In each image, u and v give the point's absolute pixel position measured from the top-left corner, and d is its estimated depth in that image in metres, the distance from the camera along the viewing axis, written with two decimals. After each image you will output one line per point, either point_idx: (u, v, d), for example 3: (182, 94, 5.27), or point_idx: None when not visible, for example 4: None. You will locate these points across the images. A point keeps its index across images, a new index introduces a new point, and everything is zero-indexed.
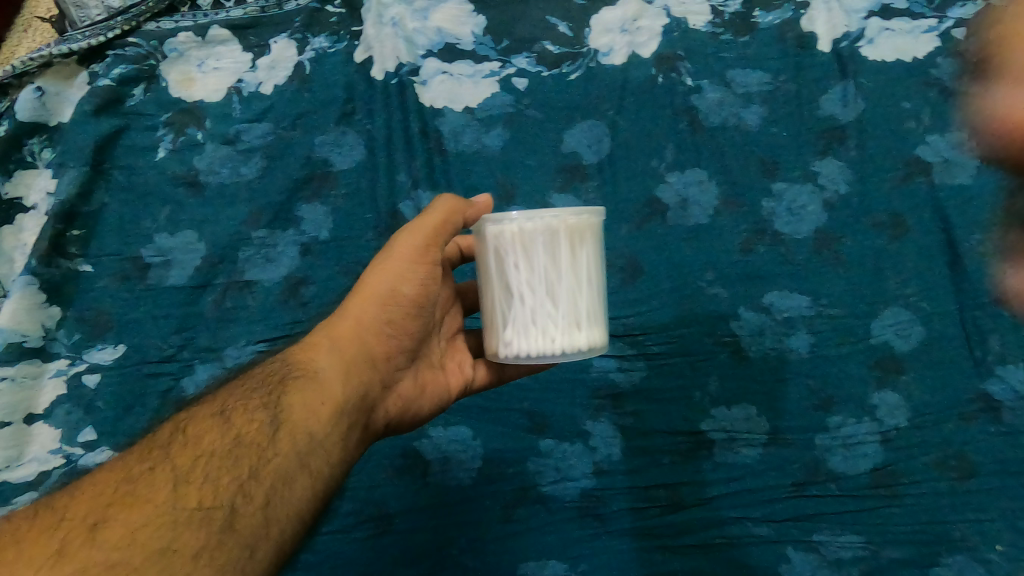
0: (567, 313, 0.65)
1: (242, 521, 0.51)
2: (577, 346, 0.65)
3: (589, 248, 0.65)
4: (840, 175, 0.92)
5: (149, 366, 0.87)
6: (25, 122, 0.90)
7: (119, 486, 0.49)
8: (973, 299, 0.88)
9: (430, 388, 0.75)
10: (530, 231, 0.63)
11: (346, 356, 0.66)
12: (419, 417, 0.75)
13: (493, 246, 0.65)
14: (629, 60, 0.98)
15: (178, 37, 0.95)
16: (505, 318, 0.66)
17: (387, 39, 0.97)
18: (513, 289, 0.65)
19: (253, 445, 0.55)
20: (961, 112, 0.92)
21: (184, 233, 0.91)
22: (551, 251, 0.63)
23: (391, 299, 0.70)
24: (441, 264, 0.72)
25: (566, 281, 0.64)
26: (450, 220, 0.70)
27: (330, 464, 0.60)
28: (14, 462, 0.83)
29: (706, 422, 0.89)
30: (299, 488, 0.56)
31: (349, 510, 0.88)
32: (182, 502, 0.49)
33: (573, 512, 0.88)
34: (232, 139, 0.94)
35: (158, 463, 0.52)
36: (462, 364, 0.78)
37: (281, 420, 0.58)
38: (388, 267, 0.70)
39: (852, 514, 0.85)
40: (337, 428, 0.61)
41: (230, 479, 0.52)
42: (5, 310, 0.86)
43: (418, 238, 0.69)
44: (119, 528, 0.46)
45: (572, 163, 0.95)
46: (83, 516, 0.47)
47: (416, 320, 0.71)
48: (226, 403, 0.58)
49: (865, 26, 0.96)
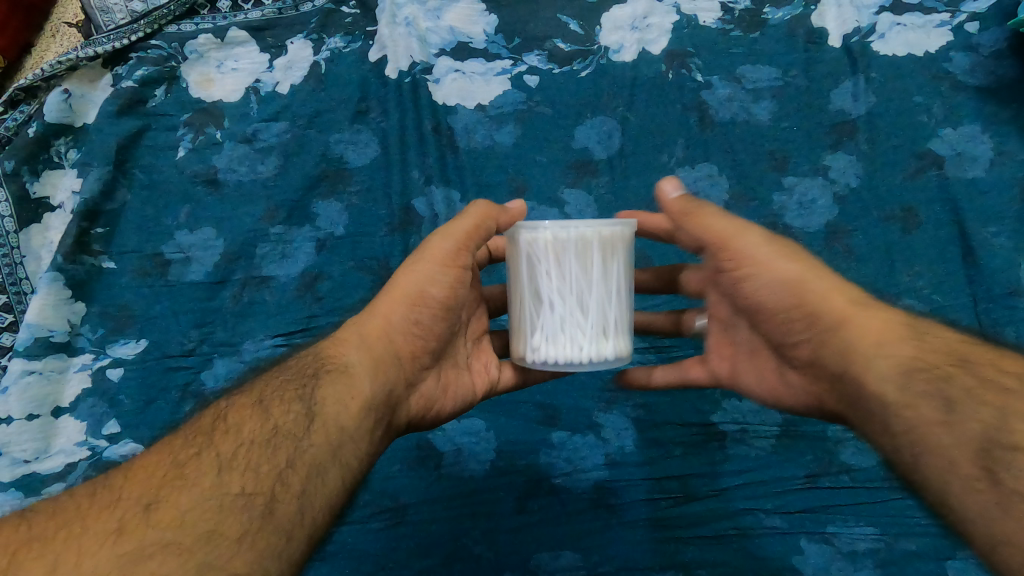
0: (596, 321, 0.67)
1: (280, 507, 0.52)
2: (604, 355, 0.68)
3: (619, 259, 0.69)
4: (850, 168, 0.93)
5: (171, 360, 0.89)
6: (53, 123, 0.92)
7: (168, 470, 0.52)
8: (989, 292, 0.87)
9: (453, 388, 0.76)
10: (564, 240, 0.66)
11: (374, 353, 0.67)
12: (440, 416, 0.76)
13: (526, 252, 0.68)
14: (639, 57, 0.99)
15: (198, 39, 0.97)
16: (534, 324, 0.69)
17: (400, 38, 0.99)
18: (543, 297, 0.68)
19: (290, 435, 0.57)
20: (973, 105, 0.92)
21: (204, 230, 0.94)
22: (582, 261, 0.67)
23: (420, 300, 0.71)
24: (471, 269, 0.75)
25: (596, 291, 0.67)
26: (483, 225, 0.73)
27: (360, 458, 0.61)
28: (42, 453, 0.85)
29: (717, 414, 0.91)
30: (331, 480, 0.57)
31: (365, 501, 0.90)
32: (226, 487, 0.51)
33: (585, 503, 0.89)
34: (250, 138, 0.96)
35: (202, 449, 0.54)
36: (486, 366, 0.81)
37: (314, 412, 0.59)
38: (418, 267, 0.71)
39: (865, 506, 0.86)
40: (366, 422, 0.62)
41: (269, 467, 0.54)
42: (32, 306, 0.88)
43: (450, 242, 0.71)
44: (171, 510, 0.49)
45: (583, 159, 0.97)
46: (137, 497, 0.49)
47: (442, 320, 0.73)
48: (264, 395, 0.60)
49: (876, 21, 0.96)
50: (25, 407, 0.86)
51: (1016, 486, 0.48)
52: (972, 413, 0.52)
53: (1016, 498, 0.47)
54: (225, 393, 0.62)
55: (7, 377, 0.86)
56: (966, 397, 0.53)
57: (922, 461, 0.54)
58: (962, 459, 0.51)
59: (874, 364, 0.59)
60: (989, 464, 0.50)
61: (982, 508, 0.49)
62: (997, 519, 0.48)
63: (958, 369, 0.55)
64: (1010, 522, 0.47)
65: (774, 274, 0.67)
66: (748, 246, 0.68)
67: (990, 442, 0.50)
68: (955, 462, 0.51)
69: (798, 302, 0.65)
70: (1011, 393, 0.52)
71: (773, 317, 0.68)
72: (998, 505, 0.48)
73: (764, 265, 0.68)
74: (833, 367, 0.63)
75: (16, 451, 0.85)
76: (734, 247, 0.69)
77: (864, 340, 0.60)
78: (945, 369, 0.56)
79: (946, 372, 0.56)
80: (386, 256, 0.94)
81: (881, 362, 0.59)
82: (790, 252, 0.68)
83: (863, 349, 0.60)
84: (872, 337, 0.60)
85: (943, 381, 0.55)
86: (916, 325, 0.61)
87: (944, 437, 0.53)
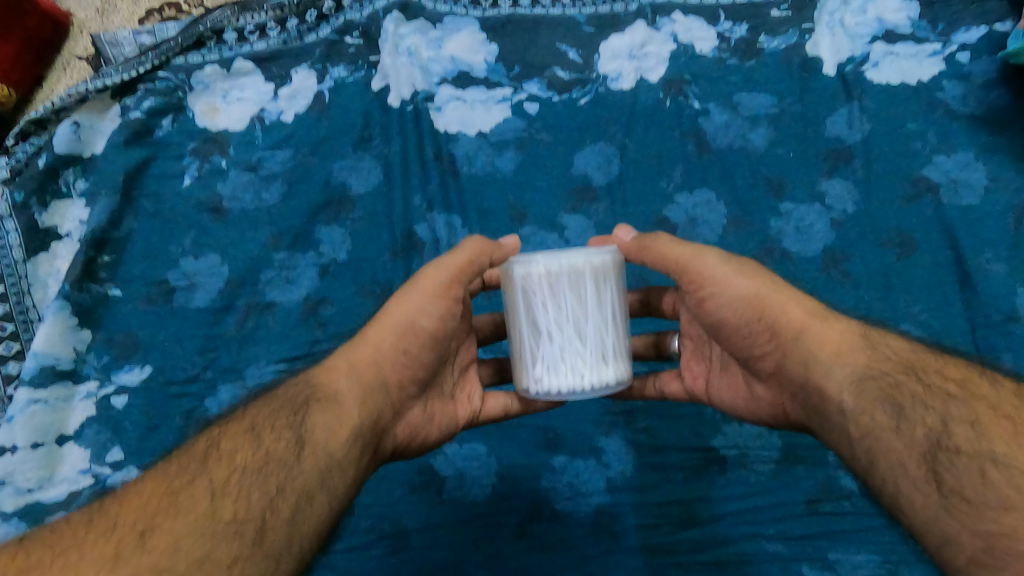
0: (595, 348, 0.69)
1: (270, 534, 0.54)
2: (605, 381, 0.69)
3: (613, 288, 0.70)
4: (847, 194, 0.94)
5: (175, 386, 0.90)
6: (62, 154, 0.94)
7: (163, 496, 0.53)
8: (985, 318, 0.87)
9: (439, 417, 0.77)
10: (557, 271, 0.67)
11: (363, 381, 0.68)
12: (426, 443, 0.77)
13: (520, 285, 0.69)
14: (638, 85, 1.00)
15: (204, 70, 0.99)
16: (534, 355, 0.70)
17: (402, 68, 1.01)
18: (541, 327, 0.69)
19: (281, 463, 0.58)
20: (966, 133, 0.94)
21: (209, 257, 0.95)
22: (576, 289, 0.68)
23: (410, 330, 0.71)
24: (462, 301, 0.75)
25: (592, 320, 0.68)
26: (477, 259, 0.74)
27: (346, 485, 0.62)
28: (46, 482, 0.86)
29: (718, 438, 0.91)
30: (319, 507, 0.58)
31: (366, 526, 0.90)
32: (218, 514, 0.53)
33: (587, 529, 0.89)
34: (254, 166, 0.98)
35: (195, 476, 0.55)
36: (470, 396, 0.81)
37: (305, 439, 0.60)
38: (410, 298, 0.72)
39: (866, 532, 0.86)
40: (354, 450, 0.63)
41: (260, 494, 0.55)
42: (38, 334, 0.89)
43: (442, 275, 0.72)
44: (165, 536, 0.51)
45: (583, 185, 0.98)
46: (133, 523, 0.51)
47: (431, 351, 0.73)
48: (257, 423, 0.61)
49: (869, 50, 0.98)
50: (29, 435, 0.86)
51: (956, 487, 0.51)
52: (920, 418, 0.56)
53: (959, 500, 0.51)
54: (219, 419, 0.63)
55: (13, 406, 0.87)
56: (914, 403, 0.57)
57: (876, 464, 0.57)
58: (912, 462, 0.54)
59: (834, 373, 0.63)
60: (934, 467, 0.53)
61: (927, 509, 0.52)
62: (941, 519, 0.51)
63: (906, 377, 0.60)
64: (952, 521, 0.51)
65: (732, 292, 0.71)
66: (707, 268, 0.72)
67: (936, 447, 0.54)
68: (905, 464, 0.55)
69: (757, 320, 0.69)
70: (953, 399, 0.57)
71: (737, 334, 0.71)
72: (943, 506, 0.51)
73: (726, 284, 0.71)
74: (795, 377, 0.66)
75: (20, 479, 0.85)
76: (694, 270, 0.72)
77: (824, 351, 0.64)
78: (896, 378, 0.60)
79: (897, 380, 0.60)
80: (388, 282, 0.95)
81: (838, 372, 0.62)
82: (747, 270, 0.72)
83: (823, 359, 0.64)
84: (830, 348, 0.64)
85: (894, 389, 0.59)
86: (869, 336, 0.65)
87: (897, 442, 0.56)
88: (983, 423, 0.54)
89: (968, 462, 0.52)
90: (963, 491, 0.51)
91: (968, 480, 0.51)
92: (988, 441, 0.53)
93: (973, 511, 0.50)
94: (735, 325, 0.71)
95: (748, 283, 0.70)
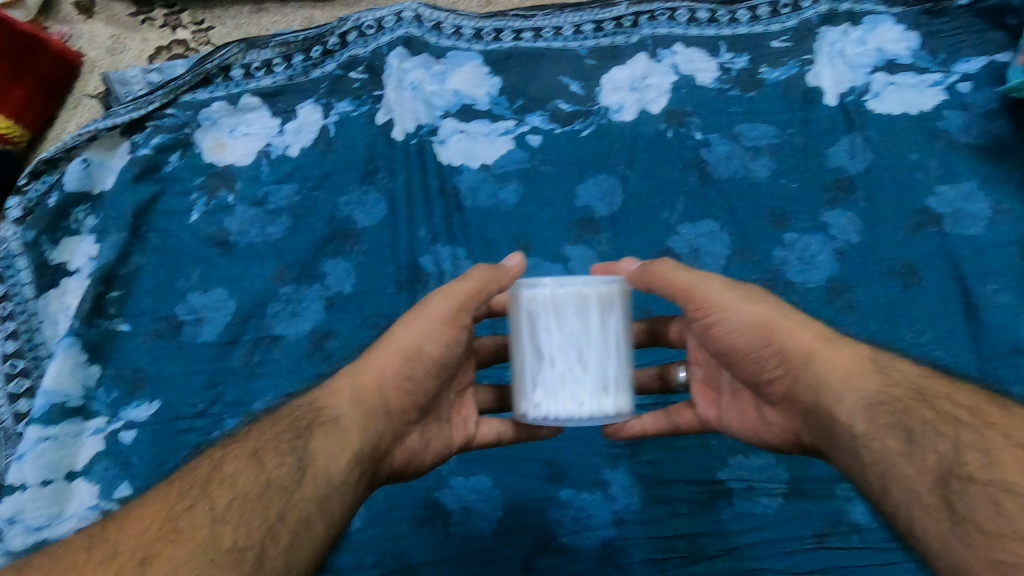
0: (597, 376, 0.69)
1: (267, 562, 0.53)
2: (605, 410, 0.68)
3: (618, 316, 0.70)
4: (849, 224, 0.94)
5: (183, 421, 0.91)
6: (72, 191, 0.96)
7: (164, 522, 0.54)
8: (993, 349, 0.87)
9: (436, 442, 0.77)
10: (563, 296, 0.68)
11: (366, 405, 0.68)
12: (421, 468, 0.76)
13: (526, 308, 0.70)
14: (639, 116, 1.01)
15: (212, 106, 1.01)
16: (536, 379, 0.70)
17: (407, 102, 1.02)
18: (544, 352, 0.69)
19: (281, 488, 0.58)
20: (968, 163, 0.94)
21: (216, 291, 0.96)
22: (581, 315, 0.68)
23: (414, 356, 0.72)
24: (468, 329, 0.76)
25: (595, 346, 0.69)
26: (485, 289, 0.74)
27: (343, 512, 0.61)
28: (54, 519, 0.86)
29: (724, 470, 0.91)
30: (315, 535, 0.58)
31: (372, 561, 0.90)
32: (217, 540, 0.53)
33: (594, 563, 0.89)
34: (261, 200, 0.99)
35: (197, 501, 0.56)
36: (467, 419, 0.82)
37: (307, 464, 0.60)
38: (417, 325, 0.73)
39: (875, 567, 0.85)
40: (353, 476, 0.63)
41: (260, 519, 0.55)
42: (48, 371, 0.90)
43: (449, 304, 0.73)
44: (164, 563, 0.51)
45: (586, 216, 0.98)
46: (132, 551, 0.52)
47: (434, 377, 0.74)
48: (260, 447, 0.61)
49: (869, 80, 0.99)
50: (39, 473, 0.87)
51: (969, 515, 0.50)
52: (931, 444, 0.55)
53: (971, 528, 0.49)
54: (223, 440, 0.64)
55: (23, 444, 0.88)
56: (925, 429, 0.56)
57: (889, 490, 0.56)
58: (923, 488, 0.53)
59: (845, 397, 0.63)
60: (945, 494, 0.52)
61: (941, 537, 0.51)
62: (955, 548, 0.50)
63: (916, 403, 0.59)
64: (965, 551, 0.49)
65: (738, 317, 0.72)
66: (713, 293, 0.73)
67: (948, 473, 0.53)
68: (916, 491, 0.54)
69: (764, 344, 0.70)
70: (965, 426, 0.56)
71: (745, 358, 0.72)
72: (955, 534, 0.50)
73: (731, 309, 0.72)
74: (806, 402, 0.67)
75: (29, 517, 0.85)
76: (701, 296, 0.74)
77: (833, 374, 0.65)
78: (906, 403, 0.59)
79: (908, 406, 0.59)
80: (393, 314, 0.95)
81: (847, 397, 0.62)
82: (752, 296, 0.73)
83: (832, 383, 0.64)
84: (840, 372, 0.65)
85: (904, 415, 0.58)
86: (879, 361, 0.65)
87: (907, 467, 0.55)
88: (995, 451, 0.53)
89: (980, 490, 0.51)
90: (976, 520, 0.49)
91: (980, 508, 0.50)
92: (1000, 468, 0.51)
93: (987, 540, 0.48)
94: (742, 349, 0.72)
95: (755, 309, 0.72)
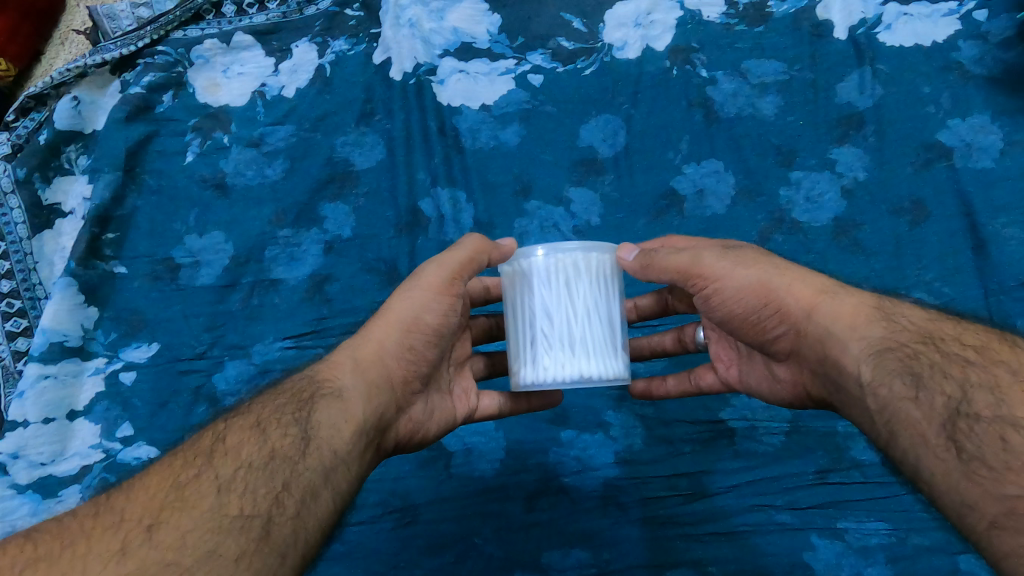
0: (562, 343, 0.66)
1: (276, 529, 0.51)
2: (571, 375, 0.65)
3: (583, 281, 0.68)
4: (857, 162, 0.92)
5: (183, 363, 0.90)
6: (63, 130, 0.95)
7: (169, 491, 0.51)
8: (1002, 284, 0.85)
9: (438, 413, 0.74)
10: (520, 269, 0.69)
11: (368, 377, 0.65)
12: (426, 439, 0.74)
13: (503, 288, 0.73)
14: (643, 53, 0.98)
15: (204, 44, 0.99)
16: (512, 353, 0.70)
17: (404, 39, 0.99)
18: (515, 326, 0.70)
19: (287, 459, 0.55)
20: (981, 94, 0.92)
21: (213, 234, 0.94)
22: (541, 285, 0.68)
23: (413, 326, 0.69)
24: (464, 297, 0.72)
25: (558, 313, 0.67)
26: (476, 258, 0.71)
27: (349, 480, 0.59)
28: (58, 456, 0.86)
29: (727, 411, 0.91)
30: (323, 503, 0.56)
31: (376, 501, 0.90)
32: (224, 509, 0.51)
33: (595, 502, 0.89)
34: (257, 142, 0.97)
35: (201, 471, 0.53)
36: (468, 390, 0.79)
37: (310, 436, 0.58)
38: (411, 295, 0.69)
39: (876, 501, 0.85)
40: (359, 446, 0.61)
41: (266, 489, 0.53)
42: (46, 311, 0.89)
43: (443, 272, 0.69)
44: (172, 531, 0.49)
45: (589, 157, 0.96)
46: (139, 518, 0.49)
47: (434, 347, 0.70)
48: (263, 418, 0.58)
49: (882, 12, 0.96)
50: (41, 410, 0.86)
51: (976, 453, 0.50)
52: (938, 387, 0.54)
53: (979, 466, 0.49)
54: (226, 413, 0.61)
55: (23, 382, 0.87)
56: (933, 373, 0.55)
57: (896, 435, 0.55)
58: (930, 430, 0.53)
59: (852, 347, 0.61)
60: (953, 434, 0.51)
61: (948, 477, 0.51)
62: (960, 485, 0.50)
63: (924, 347, 0.58)
64: (972, 488, 0.49)
65: (736, 286, 0.68)
66: (709, 265, 0.69)
67: (956, 413, 0.52)
68: (924, 434, 0.53)
69: (764, 310, 0.68)
70: (972, 365, 0.55)
71: (748, 322, 0.70)
72: (962, 473, 0.50)
73: (728, 279, 0.69)
74: (813, 355, 0.65)
75: (33, 454, 0.85)
76: (698, 272, 0.70)
77: (840, 324, 0.63)
78: (913, 348, 0.58)
79: (915, 350, 0.58)
80: (393, 258, 0.94)
81: (856, 345, 0.61)
82: (750, 260, 0.69)
83: (839, 333, 0.62)
84: (845, 321, 0.62)
85: (912, 359, 0.57)
86: (885, 308, 0.63)
87: (914, 411, 0.54)
88: (1004, 389, 0.52)
89: (988, 428, 0.50)
90: (984, 457, 0.49)
91: (988, 446, 0.49)
92: (1008, 406, 0.51)
93: (994, 476, 0.48)
94: (744, 316, 0.70)
95: (755, 277, 0.68)
